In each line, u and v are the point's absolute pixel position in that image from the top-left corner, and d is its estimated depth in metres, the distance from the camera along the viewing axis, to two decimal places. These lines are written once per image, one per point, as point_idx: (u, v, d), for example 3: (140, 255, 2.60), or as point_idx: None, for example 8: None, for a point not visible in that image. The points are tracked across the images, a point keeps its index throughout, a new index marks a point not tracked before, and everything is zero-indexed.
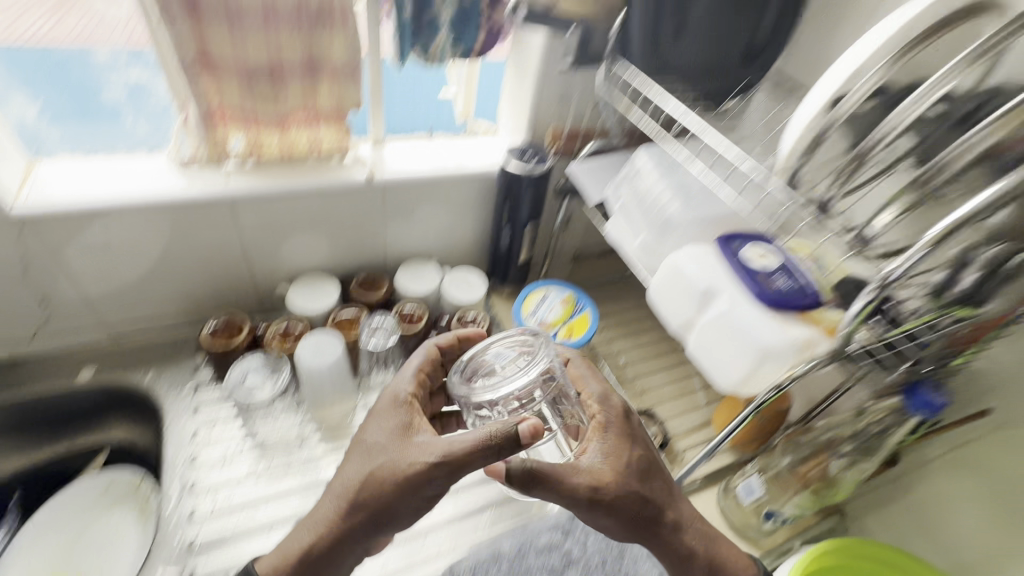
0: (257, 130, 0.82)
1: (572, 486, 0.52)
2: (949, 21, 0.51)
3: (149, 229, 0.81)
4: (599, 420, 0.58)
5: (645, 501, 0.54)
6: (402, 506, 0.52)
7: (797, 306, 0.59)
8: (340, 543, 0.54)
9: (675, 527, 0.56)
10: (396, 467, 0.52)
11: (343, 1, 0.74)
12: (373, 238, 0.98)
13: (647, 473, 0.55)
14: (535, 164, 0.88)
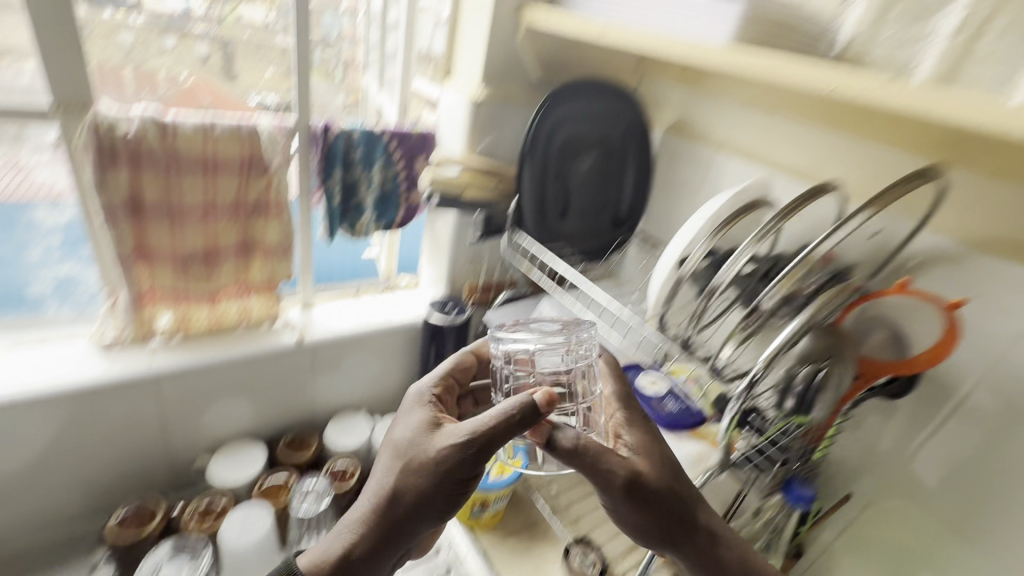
0: (186, 304, 0.87)
1: (613, 470, 0.54)
2: (741, 207, 0.73)
3: (53, 418, 0.77)
4: (620, 416, 0.61)
5: (674, 498, 0.56)
6: (437, 495, 0.53)
7: (686, 425, 0.71)
8: (379, 545, 0.55)
9: (707, 524, 0.57)
10: (427, 455, 0.54)
11: (279, 197, 0.85)
12: (302, 396, 1.00)
13: (674, 469, 0.57)
14: (456, 315, 0.99)
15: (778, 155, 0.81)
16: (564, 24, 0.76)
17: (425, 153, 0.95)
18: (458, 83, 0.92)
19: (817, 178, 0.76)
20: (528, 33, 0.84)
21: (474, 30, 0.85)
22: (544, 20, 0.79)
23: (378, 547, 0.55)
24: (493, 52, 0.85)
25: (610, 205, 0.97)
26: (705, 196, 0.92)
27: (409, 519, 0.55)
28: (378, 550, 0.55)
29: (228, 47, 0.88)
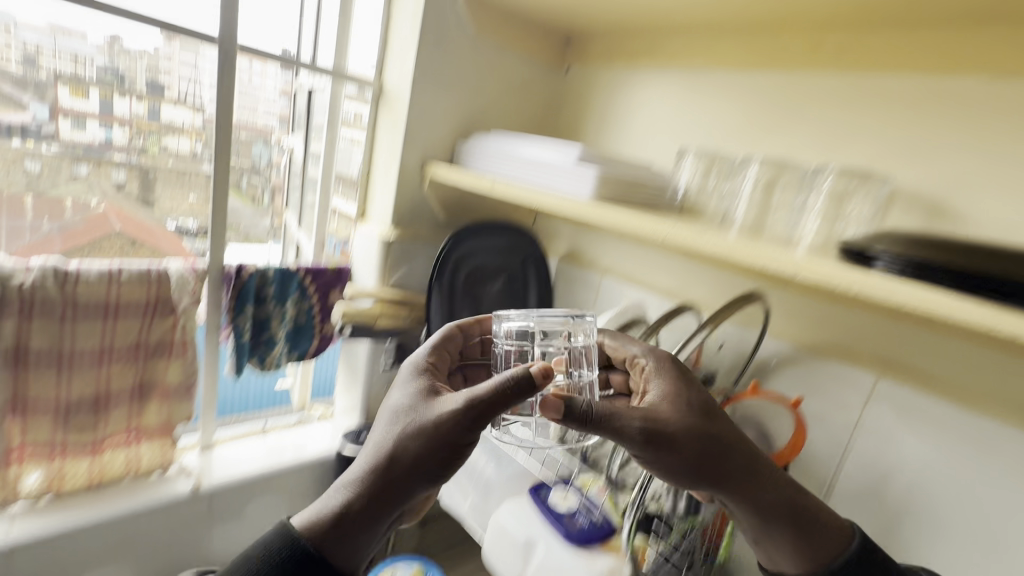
0: (63, 456, 0.80)
1: (634, 418, 0.51)
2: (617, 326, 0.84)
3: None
4: (653, 372, 0.60)
5: (711, 438, 0.54)
6: (432, 459, 0.48)
7: (597, 540, 0.72)
8: (375, 502, 0.48)
9: (745, 470, 0.55)
10: (424, 420, 0.49)
11: (184, 336, 0.85)
12: (192, 553, 0.90)
13: (706, 415, 0.55)
14: None
15: (651, 279, 0.95)
16: (464, 180, 0.89)
17: (340, 285, 1.00)
18: (371, 224, 1.01)
19: (684, 298, 0.90)
20: (433, 184, 0.97)
21: (384, 182, 0.97)
22: (446, 175, 0.92)
23: (375, 508, 0.47)
24: (402, 200, 0.96)
25: None
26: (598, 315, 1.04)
27: (409, 482, 0.48)
28: (372, 514, 0.47)
29: (149, 174, 0.90)
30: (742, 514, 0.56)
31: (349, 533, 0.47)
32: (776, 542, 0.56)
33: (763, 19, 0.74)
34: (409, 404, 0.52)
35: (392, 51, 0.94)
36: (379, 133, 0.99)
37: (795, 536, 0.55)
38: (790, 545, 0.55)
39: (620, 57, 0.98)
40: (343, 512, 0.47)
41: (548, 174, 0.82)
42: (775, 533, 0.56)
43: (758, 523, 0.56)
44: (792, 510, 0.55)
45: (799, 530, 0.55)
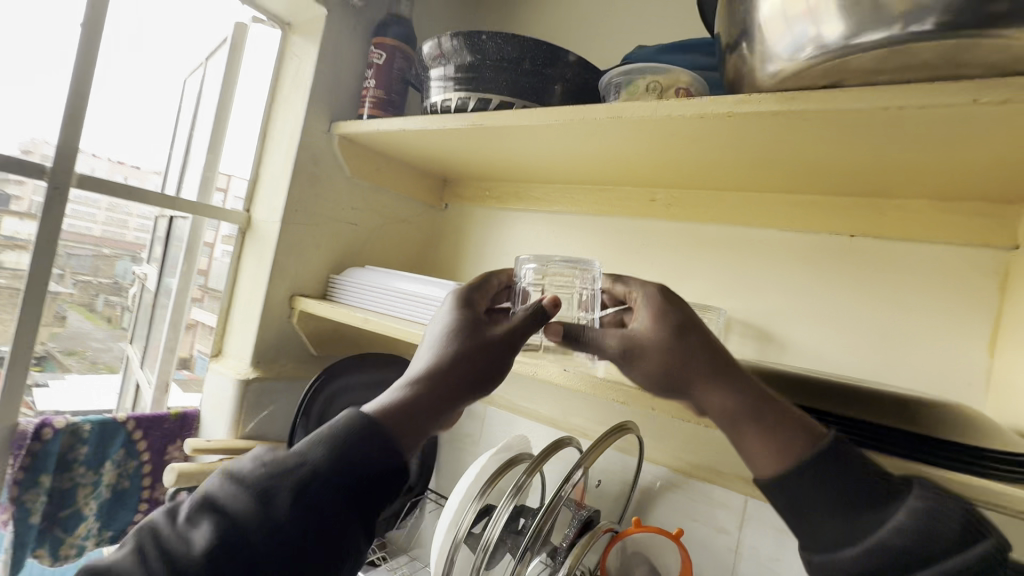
0: None
1: (609, 340, 0.55)
2: (501, 462, 0.73)
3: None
4: (639, 296, 0.58)
5: (690, 348, 0.53)
6: (470, 363, 0.48)
7: None
8: (419, 404, 0.45)
9: (728, 371, 0.52)
10: (456, 334, 0.50)
11: None
12: None
13: (693, 326, 0.54)
14: None
15: (535, 407, 0.94)
16: (337, 314, 0.85)
17: (178, 438, 0.88)
18: (227, 363, 0.91)
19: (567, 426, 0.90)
20: (302, 317, 0.91)
21: (247, 316, 0.90)
22: (316, 310, 0.87)
23: (429, 407, 0.45)
24: (265, 335, 0.89)
25: None
26: (484, 448, 0.99)
27: (460, 386, 0.47)
28: (423, 413, 0.45)
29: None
30: (718, 420, 0.53)
31: (403, 426, 0.43)
32: (756, 443, 0.50)
33: (606, 176, 0.86)
34: (449, 324, 0.52)
35: (264, 186, 0.93)
36: (244, 265, 0.93)
37: (771, 434, 0.49)
38: (764, 446, 0.50)
39: (491, 197, 1.06)
40: (398, 403, 0.44)
41: (426, 309, 0.82)
42: (753, 435, 0.50)
43: (735, 429, 0.51)
44: (771, 409, 0.50)
45: (779, 429, 0.49)
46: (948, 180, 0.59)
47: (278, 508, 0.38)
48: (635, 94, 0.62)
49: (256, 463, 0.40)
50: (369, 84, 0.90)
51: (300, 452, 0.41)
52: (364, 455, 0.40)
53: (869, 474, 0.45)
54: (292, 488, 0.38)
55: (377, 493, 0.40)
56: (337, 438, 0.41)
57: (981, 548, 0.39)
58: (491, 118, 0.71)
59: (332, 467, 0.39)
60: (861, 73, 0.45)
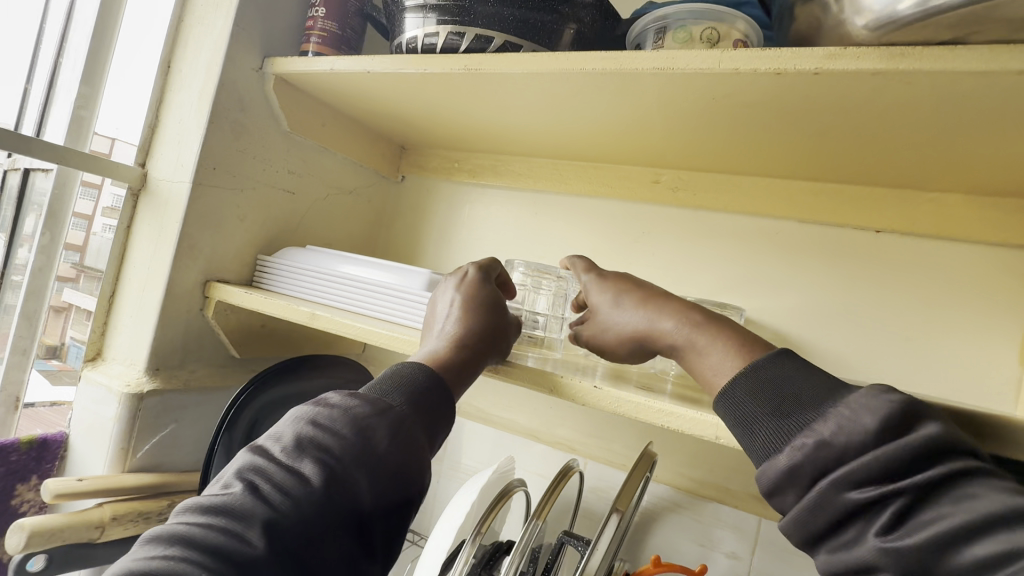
0: None
1: (599, 333, 0.54)
2: (497, 498, 0.59)
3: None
4: (591, 275, 0.57)
5: (636, 304, 0.51)
6: (494, 333, 0.52)
7: None
8: (463, 359, 0.48)
9: (673, 303, 0.49)
10: (475, 305, 0.53)
11: None
12: None
13: (636, 286, 0.53)
14: None
15: (512, 417, 0.81)
16: (269, 306, 0.65)
17: (33, 475, 0.65)
18: (110, 369, 0.68)
19: (551, 439, 0.78)
20: (219, 310, 0.70)
21: (140, 307, 0.68)
22: (238, 300, 0.67)
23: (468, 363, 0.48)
24: (168, 332, 0.67)
25: None
26: (449, 466, 0.84)
27: (490, 352, 0.51)
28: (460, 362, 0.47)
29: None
30: (672, 355, 0.48)
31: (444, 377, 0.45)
32: (703, 363, 0.44)
33: (608, 151, 0.74)
34: (457, 292, 0.55)
35: (167, 134, 0.70)
36: (137, 238, 0.70)
37: (714, 351, 0.44)
38: (708, 366, 0.44)
39: (461, 170, 0.90)
40: (439, 359, 0.47)
41: (378, 297, 0.65)
42: (699, 360, 0.45)
43: (685, 361, 0.46)
44: (717, 327, 0.45)
45: (716, 351, 0.44)
46: (1007, 172, 0.53)
47: (378, 438, 0.38)
48: (686, 42, 0.50)
49: (340, 400, 0.40)
50: (317, 13, 0.70)
51: (376, 394, 0.41)
52: (434, 395, 0.43)
53: (811, 373, 0.38)
54: (385, 421, 0.39)
55: (444, 428, 0.43)
56: (406, 380, 0.43)
57: (921, 433, 0.31)
58: (493, 62, 0.55)
59: (411, 407, 0.41)
60: (999, 24, 0.36)
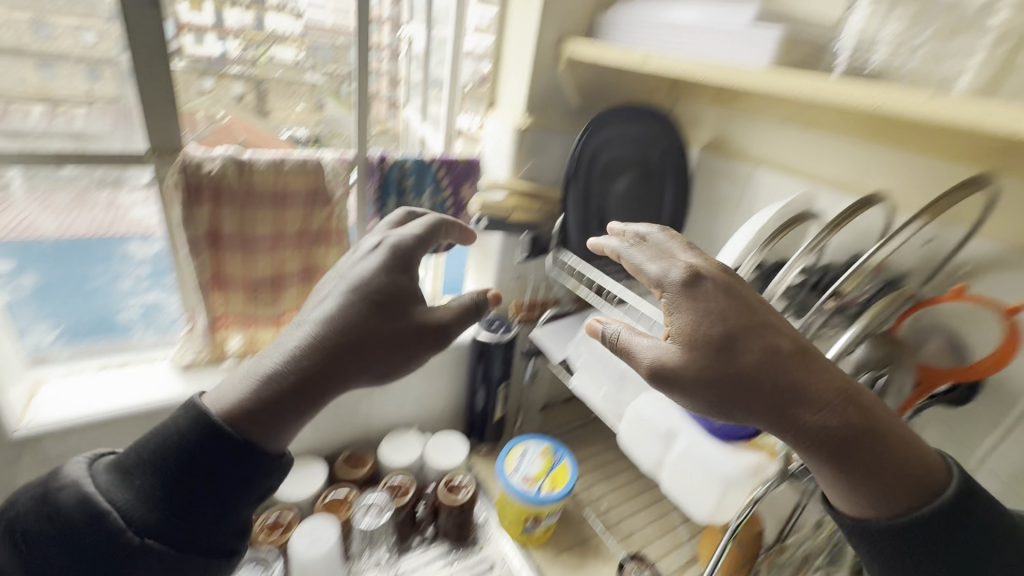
0: (254, 327, 0.91)
1: (688, 373, 0.47)
2: (789, 223, 0.72)
3: (109, 442, 0.77)
4: (706, 304, 0.48)
5: (775, 381, 0.45)
6: (367, 337, 0.48)
7: (742, 436, 0.70)
8: (304, 383, 0.45)
9: (818, 378, 0.44)
10: (360, 312, 0.49)
11: (339, 225, 0.90)
12: (358, 415, 1.04)
13: (775, 345, 0.46)
14: (502, 333, 1.03)
15: (823, 169, 0.83)
16: (610, 54, 0.80)
17: (472, 179, 1.00)
18: (503, 113, 0.98)
19: (863, 189, 0.78)
20: (569, 65, 0.90)
21: (518, 62, 0.92)
22: (586, 51, 0.84)
23: (305, 388, 0.45)
24: (537, 83, 0.91)
25: (651, 222, 1.00)
26: (744, 212, 0.96)
27: (351, 364, 0.47)
28: (302, 391, 0.45)
29: (262, 84, 0.84)
30: (793, 436, 0.44)
31: (261, 426, 0.44)
32: (855, 470, 0.43)
33: None
34: (349, 284, 0.50)
35: None
36: (512, 6, 0.91)
37: (880, 473, 0.42)
38: (869, 486, 0.43)
39: None
40: (263, 385, 0.45)
41: (702, 40, 0.71)
42: (861, 473, 0.43)
43: (830, 460, 0.43)
44: (871, 426, 0.43)
45: (874, 466, 0.42)
46: None
47: (86, 540, 0.40)
48: None
49: (46, 499, 0.42)
50: None
51: (103, 485, 0.43)
52: (172, 501, 0.41)
53: (994, 547, 0.42)
54: (90, 529, 0.41)
55: (221, 509, 0.42)
56: (161, 461, 0.42)
57: None
58: None
59: (138, 508, 0.41)
60: None
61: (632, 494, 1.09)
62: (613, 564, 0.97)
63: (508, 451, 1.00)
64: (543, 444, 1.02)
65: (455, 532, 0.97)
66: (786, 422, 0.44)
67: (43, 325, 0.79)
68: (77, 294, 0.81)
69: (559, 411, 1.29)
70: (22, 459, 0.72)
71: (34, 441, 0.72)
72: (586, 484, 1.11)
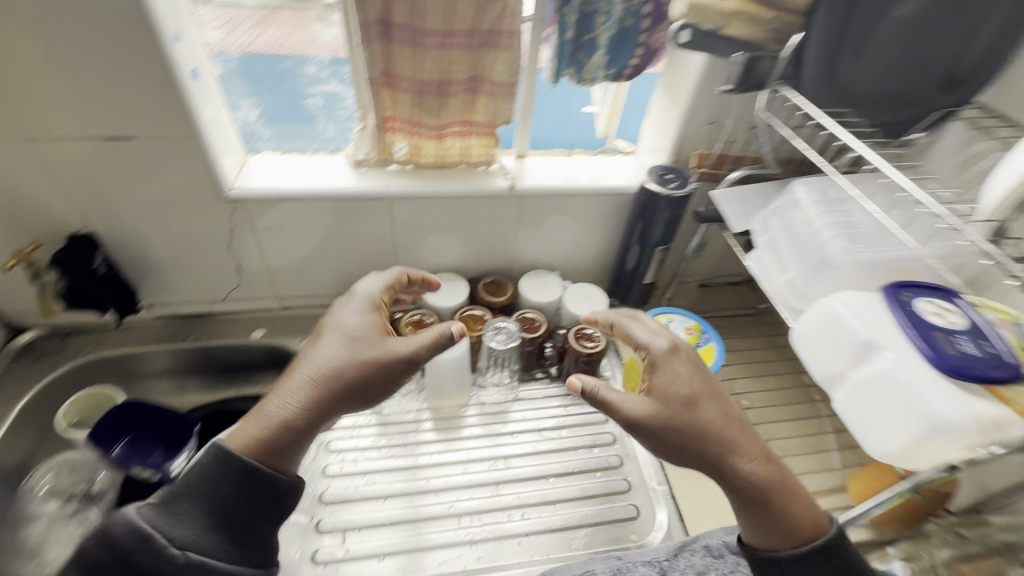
0: (418, 135, 0.89)
1: (654, 424, 0.59)
2: None
3: (296, 216, 0.89)
4: (677, 365, 0.62)
5: (717, 437, 0.58)
6: (362, 378, 0.60)
7: (985, 377, 0.51)
8: (314, 417, 0.58)
9: (751, 441, 0.59)
10: (361, 353, 0.61)
11: (513, 24, 0.78)
12: (505, 246, 1.04)
13: (721, 408, 0.60)
14: (675, 187, 0.87)
15: None
16: None
17: None
18: None
19: None
20: None
21: None
22: None
23: (312, 421, 0.58)
24: None
25: (948, 55, 0.67)
26: None
27: (350, 399, 0.59)
28: (305, 423, 0.57)
29: None
30: (730, 483, 0.58)
31: (270, 456, 0.56)
32: (771, 510, 0.57)
33: None
34: (339, 335, 0.62)
35: None
36: None
37: (785, 514, 0.56)
38: (775, 521, 0.57)
39: None
40: (279, 424, 0.57)
41: None
42: (775, 514, 0.57)
43: (747, 501, 0.58)
44: (783, 477, 0.59)
45: (787, 509, 0.56)
46: None
47: (144, 563, 0.50)
48: None
49: (114, 530, 0.51)
50: None
51: (157, 515, 0.52)
52: (230, 513, 0.54)
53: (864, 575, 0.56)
54: (156, 555, 0.50)
55: (261, 521, 0.56)
56: (210, 502, 0.54)
57: None
58: None
59: (198, 526, 0.53)
60: None
61: (782, 402, 0.97)
62: None
63: None
64: (689, 322, 0.91)
65: None
66: (722, 472, 0.58)
67: (248, 102, 0.87)
68: (272, 75, 0.85)
69: (716, 294, 1.15)
70: (237, 215, 0.86)
71: (242, 203, 0.84)
72: (729, 375, 1.00)
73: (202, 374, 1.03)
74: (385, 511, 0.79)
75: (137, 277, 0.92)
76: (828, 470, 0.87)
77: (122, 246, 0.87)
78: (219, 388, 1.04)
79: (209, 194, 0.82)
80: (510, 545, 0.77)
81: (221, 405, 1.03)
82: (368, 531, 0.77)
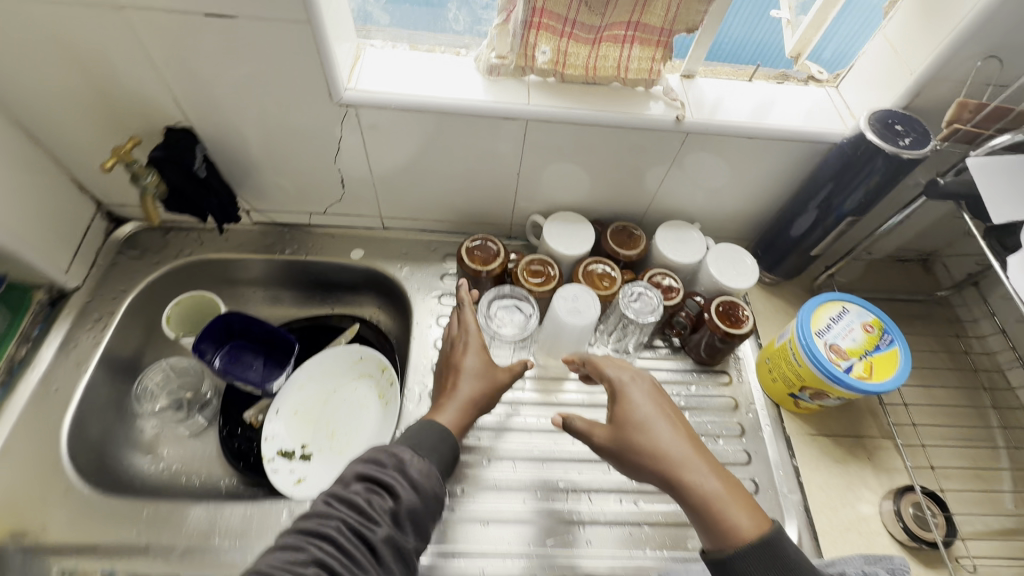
0: (569, 37, 0.70)
1: (598, 441, 0.63)
2: None
3: (412, 133, 0.75)
4: (626, 388, 0.65)
5: (659, 452, 0.59)
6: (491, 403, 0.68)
7: None
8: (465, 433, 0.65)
9: (697, 456, 0.59)
10: (492, 384, 0.68)
11: None
12: (643, 189, 0.86)
13: (671, 427, 0.61)
14: (904, 145, 0.65)
15: None
16: None
17: None
18: None
19: None
20: None
21: None
22: None
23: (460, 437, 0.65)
24: None
25: None
26: None
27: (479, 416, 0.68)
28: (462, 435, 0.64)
29: None
30: (676, 491, 0.58)
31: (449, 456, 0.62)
32: (716, 516, 0.55)
33: None
34: (467, 369, 0.68)
35: None
36: None
37: (725, 521, 0.54)
38: (719, 530, 0.55)
39: None
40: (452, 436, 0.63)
41: None
42: (718, 520, 0.55)
43: (694, 511, 0.57)
44: (731, 488, 0.57)
45: (728, 515, 0.54)
46: None
47: (411, 477, 0.54)
48: None
49: (379, 457, 0.55)
50: None
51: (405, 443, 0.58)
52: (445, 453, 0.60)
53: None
54: (422, 467, 0.56)
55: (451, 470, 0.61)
56: (435, 447, 0.59)
57: None
58: None
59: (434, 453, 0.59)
60: None
61: (951, 419, 0.82)
62: (887, 478, 0.77)
63: (817, 307, 0.75)
64: (869, 316, 0.74)
65: (706, 355, 0.84)
66: (665, 483, 0.59)
67: None
68: None
69: (883, 273, 0.95)
70: (347, 124, 0.73)
71: (356, 109, 0.70)
72: None
73: (298, 287, 0.98)
74: (490, 474, 0.74)
75: (236, 180, 0.83)
76: (998, 513, 0.74)
77: (222, 145, 0.77)
78: (314, 303, 1.00)
79: (320, 95, 0.69)
80: (622, 531, 0.71)
81: (316, 319, 0.98)
82: (473, 492, 0.72)
